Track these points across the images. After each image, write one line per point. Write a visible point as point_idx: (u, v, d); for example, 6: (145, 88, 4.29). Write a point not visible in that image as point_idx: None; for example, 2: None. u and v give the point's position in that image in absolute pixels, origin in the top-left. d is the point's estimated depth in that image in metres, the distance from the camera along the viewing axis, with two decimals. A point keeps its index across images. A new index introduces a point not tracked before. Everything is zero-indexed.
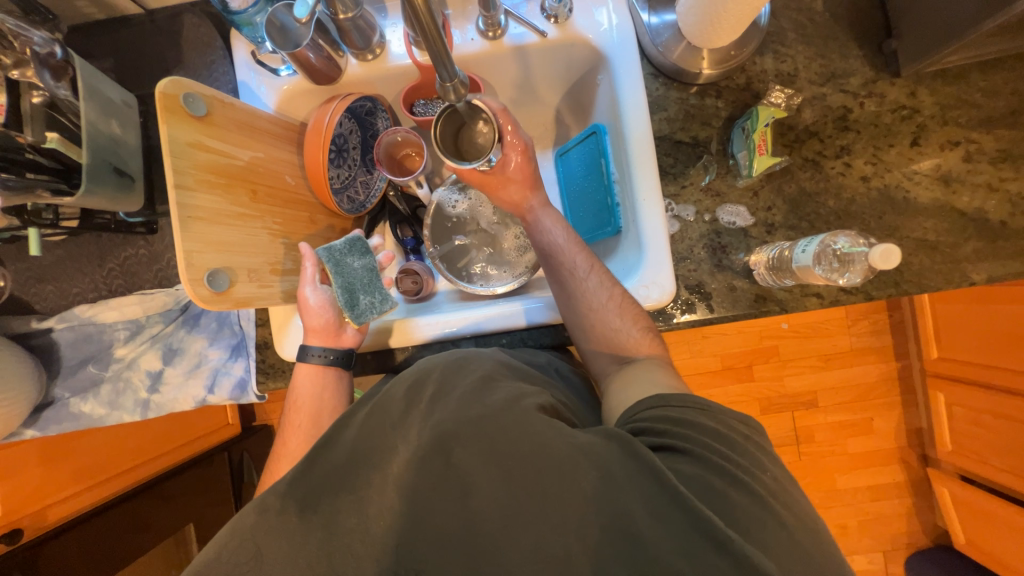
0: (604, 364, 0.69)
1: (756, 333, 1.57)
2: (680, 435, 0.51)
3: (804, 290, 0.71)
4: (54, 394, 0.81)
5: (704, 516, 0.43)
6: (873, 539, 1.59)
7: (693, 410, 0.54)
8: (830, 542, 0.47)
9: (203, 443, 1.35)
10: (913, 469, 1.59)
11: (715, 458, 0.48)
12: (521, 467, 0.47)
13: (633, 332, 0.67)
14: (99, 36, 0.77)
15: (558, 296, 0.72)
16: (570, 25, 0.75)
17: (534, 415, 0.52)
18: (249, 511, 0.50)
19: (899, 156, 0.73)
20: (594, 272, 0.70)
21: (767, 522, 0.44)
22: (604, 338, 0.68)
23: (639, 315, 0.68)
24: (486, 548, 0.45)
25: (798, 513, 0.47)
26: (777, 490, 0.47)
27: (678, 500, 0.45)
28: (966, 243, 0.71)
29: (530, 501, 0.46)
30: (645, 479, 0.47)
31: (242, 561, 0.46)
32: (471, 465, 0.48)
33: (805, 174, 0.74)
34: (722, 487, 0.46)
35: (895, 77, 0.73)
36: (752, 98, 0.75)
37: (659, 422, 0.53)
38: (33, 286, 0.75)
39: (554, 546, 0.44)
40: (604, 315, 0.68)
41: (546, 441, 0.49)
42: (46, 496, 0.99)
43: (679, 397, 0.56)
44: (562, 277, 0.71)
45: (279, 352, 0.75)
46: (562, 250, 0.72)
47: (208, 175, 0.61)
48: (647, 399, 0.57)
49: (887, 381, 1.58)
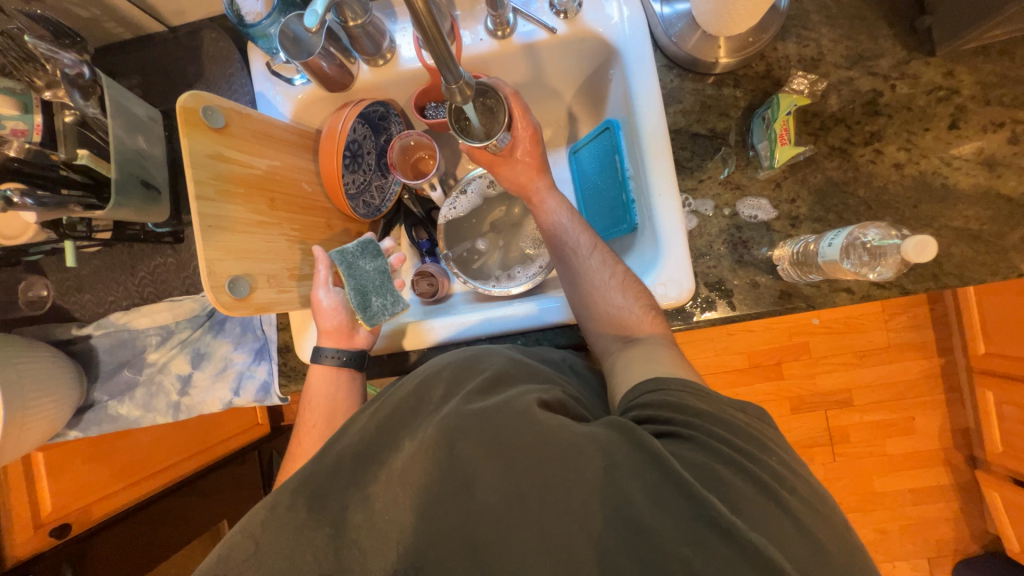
0: (606, 341, 0.66)
1: (785, 329, 1.51)
2: (683, 422, 0.50)
3: (833, 286, 0.68)
4: (93, 397, 0.85)
5: (706, 502, 0.42)
6: (917, 545, 1.50)
7: (693, 397, 0.52)
8: (857, 545, 0.45)
9: (243, 438, 1.40)
10: (959, 472, 1.50)
11: (720, 446, 0.47)
12: (521, 455, 0.47)
13: (636, 308, 0.65)
14: (126, 56, 0.80)
15: (562, 279, 0.72)
16: (579, 20, 0.73)
17: (535, 405, 0.51)
18: (260, 506, 0.51)
19: (936, 140, 0.68)
20: (597, 251, 0.70)
21: (784, 527, 0.43)
22: (605, 316, 0.67)
23: (642, 293, 0.67)
24: (490, 542, 0.45)
25: (820, 511, 0.45)
26: (800, 489, 0.45)
27: (680, 487, 0.44)
28: (1013, 231, 0.66)
29: (530, 491, 0.46)
30: (647, 468, 0.46)
31: (245, 556, 0.47)
32: (474, 458, 0.48)
33: (832, 162, 0.70)
34: (727, 475, 0.45)
35: (930, 57, 0.69)
36: (773, 85, 0.72)
37: (660, 409, 0.52)
38: (73, 295, 0.80)
39: (558, 537, 0.44)
40: (606, 292, 0.67)
41: (547, 429, 0.48)
42: (91, 493, 1.04)
43: (680, 381, 0.54)
44: (565, 258, 0.71)
45: (299, 356, 0.77)
46: (565, 231, 0.72)
47: (228, 185, 0.63)
48: (645, 383, 0.55)
49: (930, 378, 1.49)
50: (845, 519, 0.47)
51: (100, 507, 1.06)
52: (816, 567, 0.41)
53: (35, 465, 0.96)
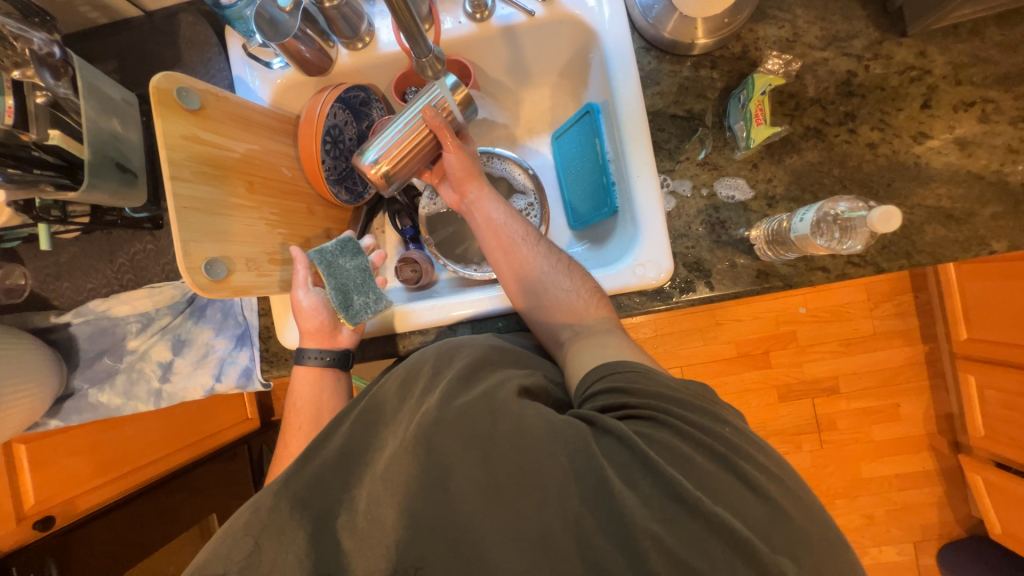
0: (557, 329, 0.66)
1: (772, 319, 1.53)
2: (638, 403, 0.50)
3: (809, 264, 0.68)
4: (74, 385, 0.85)
5: (672, 479, 0.44)
6: (903, 530, 1.52)
7: (644, 376, 0.52)
8: (825, 520, 0.45)
9: (227, 436, 1.40)
10: (943, 457, 1.52)
11: (680, 423, 0.48)
12: (497, 443, 0.48)
13: (583, 291, 0.67)
14: (103, 40, 0.80)
15: (506, 271, 0.70)
16: (557, 2, 0.74)
17: (512, 396, 0.51)
18: (243, 510, 0.51)
19: (908, 119, 0.69)
20: (538, 241, 0.71)
21: (750, 505, 0.43)
22: (553, 302, 0.67)
23: (586, 277, 0.69)
24: (465, 527, 0.45)
25: (789, 489, 0.45)
26: (767, 462, 0.46)
27: (646, 465, 0.45)
28: (984, 208, 0.67)
29: (506, 480, 0.46)
30: (618, 451, 0.47)
31: (244, 557, 0.47)
32: (450, 449, 0.48)
33: (808, 143, 0.71)
34: (689, 452, 0.46)
35: (903, 37, 0.70)
36: (749, 67, 0.73)
37: (617, 396, 0.52)
38: (51, 283, 0.78)
39: (535, 522, 0.44)
40: (551, 278, 0.68)
41: (522, 417, 0.49)
42: (75, 485, 1.03)
43: (627, 361, 0.55)
44: (510, 248, 0.70)
45: (281, 340, 0.77)
46: (510, 222, 0.72)
47: (204, 167, 0.63)
48: (597, 370, 0.56)
49: (915, 365, 1.51)
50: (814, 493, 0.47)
51: (83, 501, 1.04)
52: (784, 542, 0.42)
53: (17, 457, 0.95)
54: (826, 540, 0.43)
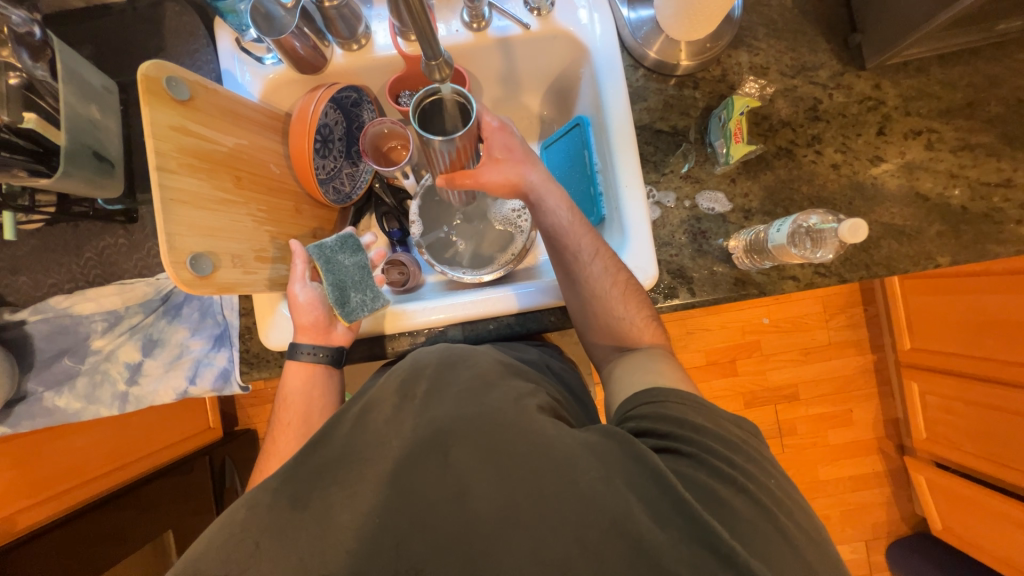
0: (605, 349, 0.70)
1: (739, 329, 1.61)
2: (681, 437, 0.51)
3: (781, 274, 0.73)
4: (26, 389, 0.78)
5: (706, 525, 0.43)
6: (856, 529, 1.61)
7: (692, 410, 0.54)
8: (812, 530, 0.47)
9: (181, 448, 1.32)
10: (890, 459, 1.63)
11: (721, 465, 0.49)
12: (520, 471, 0.47)
13: (637, 319, 0.68)
14: (78, 24, 0.76)
15: (561, 280, 0.71)
16: (552, 18, 0.77)
17: (534, 414, 0.53)
18: (236, 508, 0.51)
19: (867, 144, 0.76)
20: (599, 258, 0.68)
21: (744, 515, 0.45)
22: (605, 326, 0.69)
23: (642, 302, 0.69)
24: (484, 549, 0.45)
25: (777, 496, 0.47)
26: (751, 468, 0.49)
27: (679, 505, 0.45)
28: (930, 227, 0.75)
29: (529, 506, 0.46)
30: (647, 482, 0.47)
31: (242, 560, 0.46)
32: (469, 464, 0.49)
33: (780, 162, 0.77)
34: (726, 494, 0.47)
35: (861, 70, 0.77)
36: (728, 88, 0.78)
37: (662, 424, 0.53)
38: (5, 277, 0.73)
39: (554, 549, 0.44)
40: (608, 303, 0.68)
41: (546, 441, 0.49)
42: (15, 500, 0.93)
43: (677, 392, 0.56)
44: (565, 263, 0.69)
45: (263, 341, 0.74)
46: (566, 233, 0.68)
47: (191, 160, 0.60)
48: (646, 393, 0.57)
49: (866, 373, 1.62)
50: (797, 493, 0.50)
51: (24, 517, 0.94)
52: (776, 551, 0.44)
53: None
54: (812, 545, 0.46)
